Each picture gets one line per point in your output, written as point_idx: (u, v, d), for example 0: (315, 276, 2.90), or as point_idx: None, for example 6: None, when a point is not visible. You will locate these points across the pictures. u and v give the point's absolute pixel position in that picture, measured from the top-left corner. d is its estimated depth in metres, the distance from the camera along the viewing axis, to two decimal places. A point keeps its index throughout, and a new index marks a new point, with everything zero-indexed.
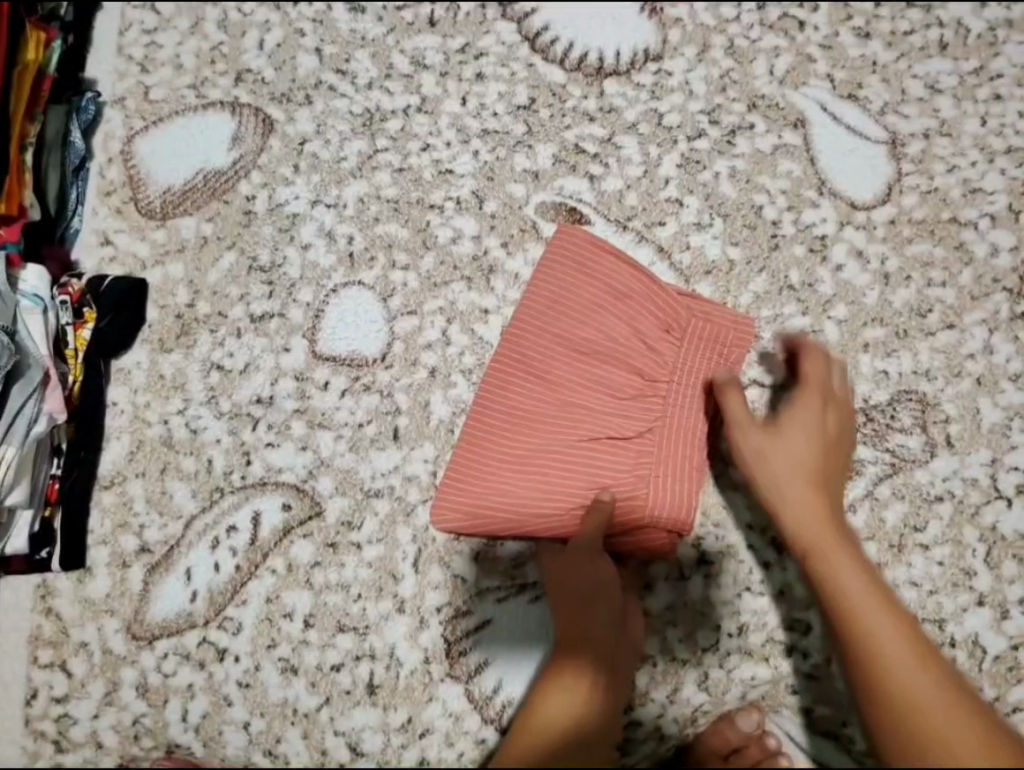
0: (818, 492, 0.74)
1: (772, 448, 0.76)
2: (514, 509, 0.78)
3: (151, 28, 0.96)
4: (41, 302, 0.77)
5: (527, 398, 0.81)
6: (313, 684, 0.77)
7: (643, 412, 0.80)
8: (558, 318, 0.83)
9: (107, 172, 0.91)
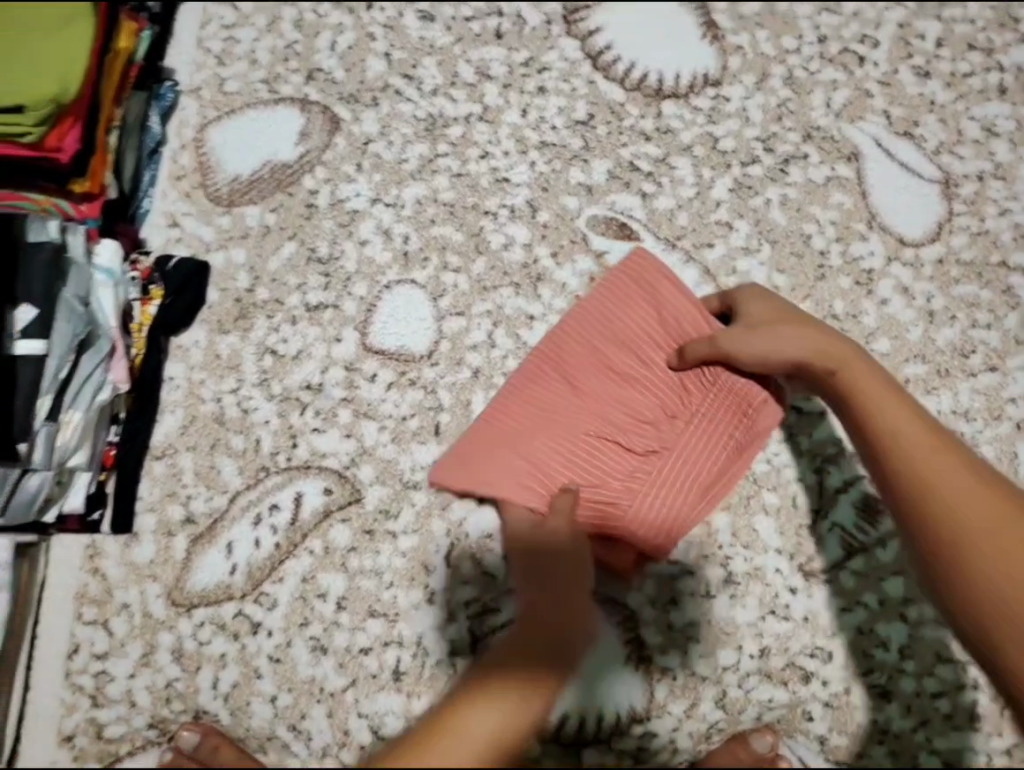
0: (807, 338, 0.76)
1: (744, 342, 0.78)
2: (509, 490, 0.79)
3: (230, 24, 1.00)
4: (113, 276, 0.80)
5: (545, 387, 0.83)
6: (341, 665, 0.79)
7: (653, 439, 0.81)
8: (608, 326, 0.85)
9: (179, 158, 0.95)
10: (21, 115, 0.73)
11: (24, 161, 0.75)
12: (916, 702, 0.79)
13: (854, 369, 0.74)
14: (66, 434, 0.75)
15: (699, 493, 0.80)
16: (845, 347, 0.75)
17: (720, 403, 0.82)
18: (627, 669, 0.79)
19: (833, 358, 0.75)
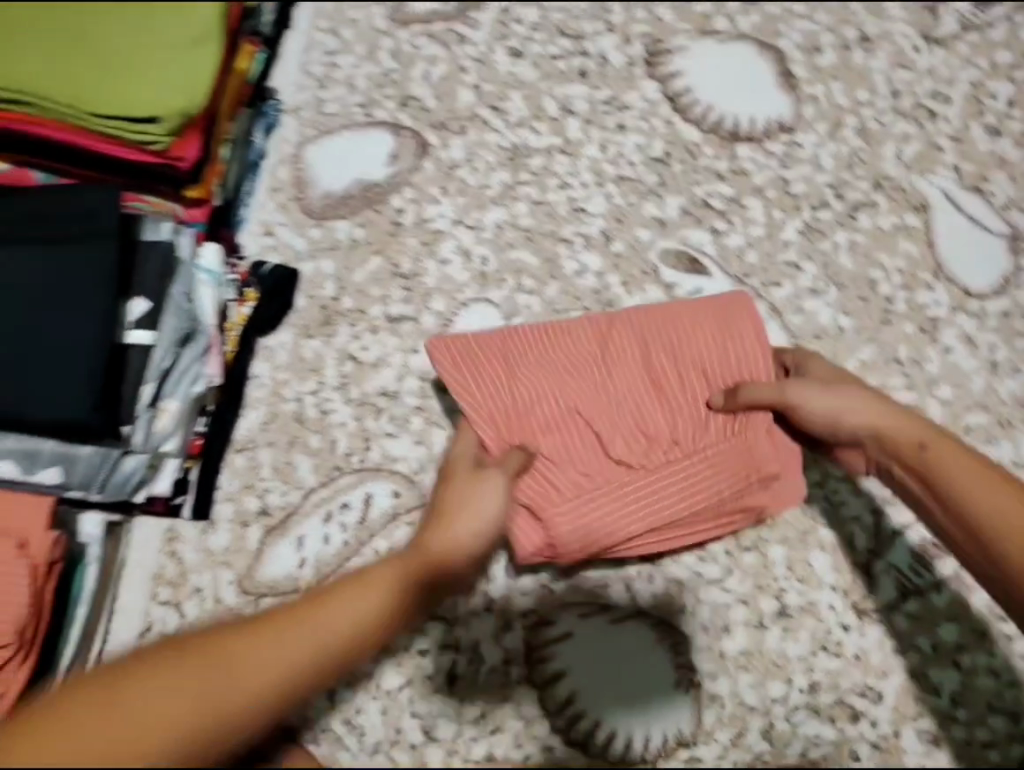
0: (891, 412, 0.75)
1: (817, 399, 0.76)
2: (486, 425, 0.77)
3: (332, 50, 1.07)
4: (214, 278, 0.86)
5: (578, 347, 0.80)
6: (398, 664, 0.81)
7: (639, 449, 0.78)
8: (681, 331, 0.81)
9: (277, 171, 1.01)
10: (153, 125, 0.78)
11: (148, 167, 0.81)
12: (965, 750, 0.79)
13: (937, 440, 0.72)
14: (161, 420, 0.80)
15: (642, 522, 0.77)
16: (928, 424, 0.74)
17: (724, 461, 0.78)
18: (678, 693, 0.80)
19: (917, 431, 0.73)
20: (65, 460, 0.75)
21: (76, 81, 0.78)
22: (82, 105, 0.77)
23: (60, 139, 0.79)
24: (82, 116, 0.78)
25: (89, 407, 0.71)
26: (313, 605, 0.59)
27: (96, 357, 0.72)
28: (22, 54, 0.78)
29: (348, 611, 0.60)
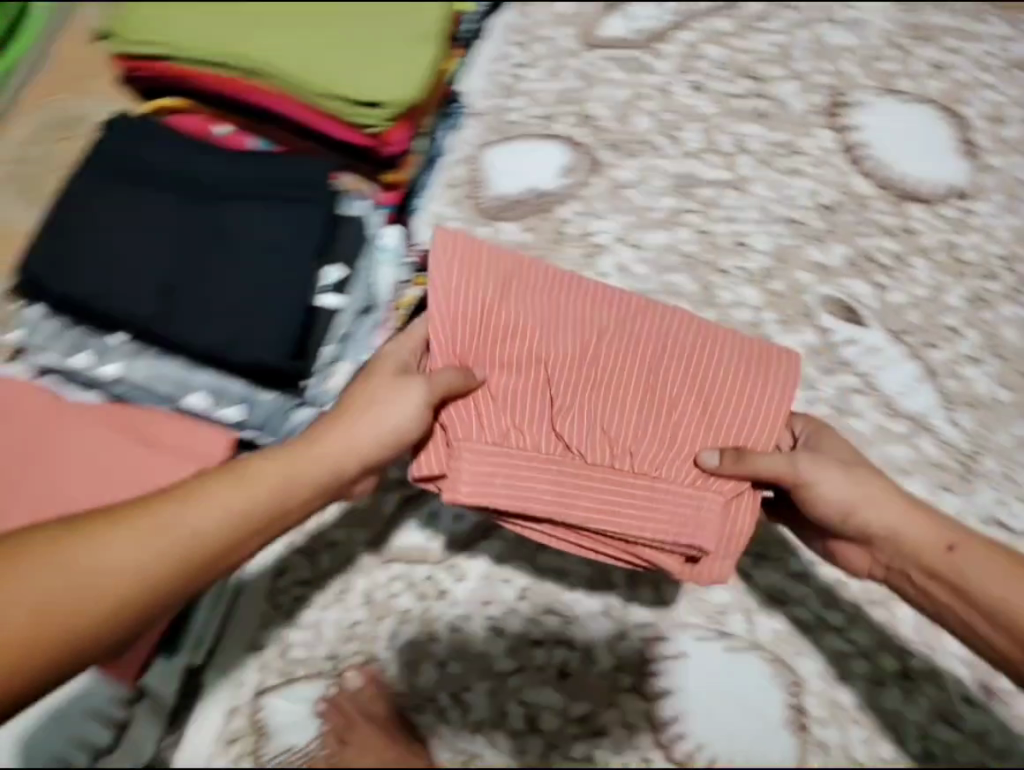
0: (914, 507, 0.66)
1: (834, 480, 0.66)
2: (451, 323, 0.69)
3: (520, 63, 1.10)
4: (394, 253, 0.88)
5: (591, 304, 0.71)
6: (512, 650, 0.84)
7: (588, 434, 0.69)
8: (706, 349, 0.71)
9: (454, 170, 1.04)
10: (375, 109, 0.85)
11: (360, 148, 0.87)
12: None
13: (963, 535, 0.65)
14: (331, 379, 0.85)
15: (537, 495, 0.67)
16: (950, 522, 0.66)
17: (660, 504, 0.67)
18: (782, 733, 0.81)
19: (945, 531, 0.65)
20: (247, 402, 0.82)
21: (316, 64, 0.85)
22: (318, 85, 0.84)
23: (292, 113, 0.86)
24: (316, 96, 0.85)
25: (286, 357, 0.79)
26: (182, 492, 0.63)
27: (297, 312, 0.80)
28: (273, 38, 0.87)
29: (217, 506, 0.63)
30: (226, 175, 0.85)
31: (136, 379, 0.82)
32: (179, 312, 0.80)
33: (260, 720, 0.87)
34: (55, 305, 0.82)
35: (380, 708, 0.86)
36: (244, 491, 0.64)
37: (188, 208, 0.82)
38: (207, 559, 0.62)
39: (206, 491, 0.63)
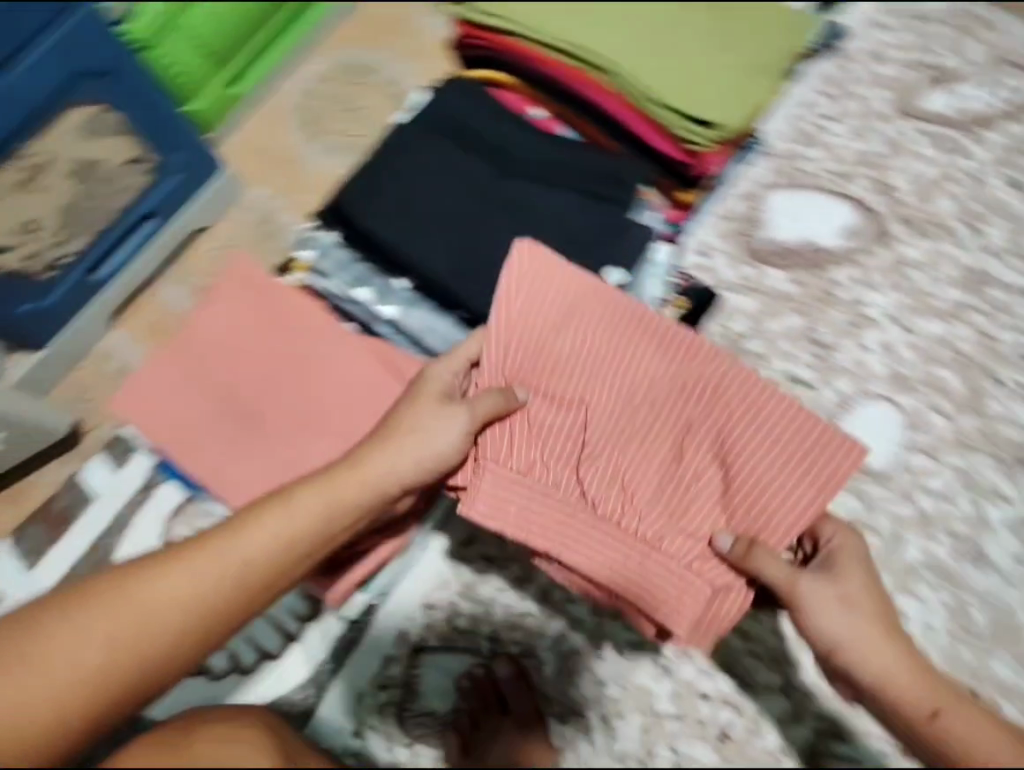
0: (908, 664, 0.66)
1: (829, 616, 0.69)
2: (505, 343, 0.78)
3: (825, 114, 1.03)
4: (663, 273, 0.89)
5: (647, 358, 0.76)
6: (676, 693, 0.92)
7: (608, 487, 0.76)
8: (744, 423, 0.73)
9: (732, 205, 1.00)
10: (703, 129, 0.85)
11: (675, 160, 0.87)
12: None
13: (949, 703, 0.64)
14: None
15: (538, 525, 0.76)
16: (935, 680, 0.66)
17: (646, 572, 0.74)
18: None
19: (932, 695, 0.65)
20: None
21: (659, 74, 0.86)
22: (658, 94, 0.85)
23: (614, 111, 0.86)
24: (650, 103, 0.86)
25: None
26: (235, 526, 0.72)
27: None
28: (619, 43, 0.89)
29: (259, 539, 0.71)
30: (540, 154, 0.86)
31: (410, 325, 0.88)
32: (469, 276, 0.83)
33: (416, 676, 0.95)
34: (358, 242, 0.89)
35: (523, 708, 0.92)
36: (283, 523, 0.72)
37: (499, 181, 0.85)
38: (260, 583, 0.71)
39: (255, 521, 0.72)
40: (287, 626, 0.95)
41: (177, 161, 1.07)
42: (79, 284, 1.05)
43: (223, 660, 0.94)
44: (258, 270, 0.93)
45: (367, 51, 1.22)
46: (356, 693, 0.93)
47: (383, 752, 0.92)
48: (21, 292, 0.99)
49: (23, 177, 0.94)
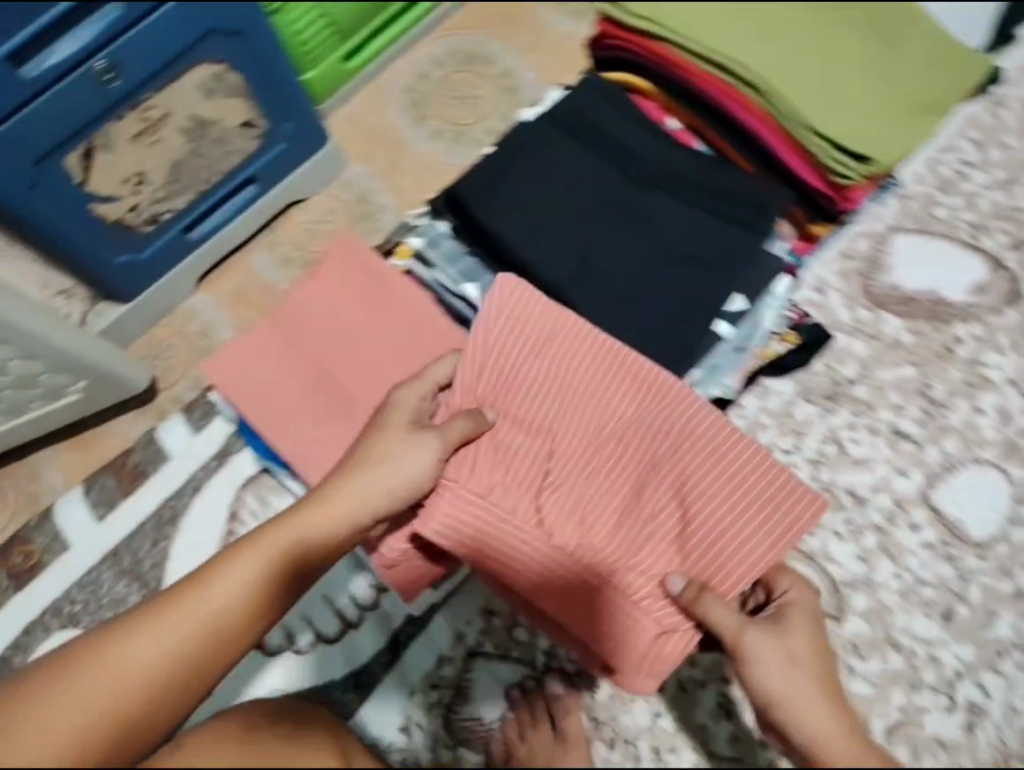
0: (844, 728, 0.64)
1: (773, 671, 0.67)
2: (481, 355, 0.78)
3: (968, 161, 0.99)
4: (780, 303, 0.85)
5: (622, 390, 0.76)
6: (735, 737, 0.87)
7: (566, 518, 0.75)
8: (708, 465, 0.72)
9: (856, 242, 0.97)
10: (854, 161, 0.82)
11: (816, 189, 0.83)
12: None
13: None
14: None
15: (488, 546, 0.75)
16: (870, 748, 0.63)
17: (595, 612, 0.73)
18: None
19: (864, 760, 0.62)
20: None
21: (813, 97, 0.83)
22: (809, 117, 0.82)
23: (757, 131, 0.83)
24: (799, 126, 0.82)
25: (674, 367, 0.78)
26: (210, 571, 0.67)
27: (689, 344, 0.78)
28: (774, 57, 0.85)
29: (223, 590, 0.66)
30: (671, 167, 0.83)
31: None
32: (586, 282, 0.80)
33: (467, 678, 0.92)
34: (472, 235, 0.87)
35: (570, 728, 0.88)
36: (250, 566, 0.68)
37: (626, 189, 0.82)
38: (230, 637, 0.65)
39: (233, 559, 0.68)
40: (344, 611, 0.92)
41: (286, 131, 1.04)
42: (175, 241, 1.04)
43: (276, 638, 0.91)
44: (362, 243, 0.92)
45: (487, 38, 1.18)
46: (406, 688, 0.91)
47: (426, 751, 0.89)
48: (120, 243, 0.99)
49: (137, 130, 0.92)
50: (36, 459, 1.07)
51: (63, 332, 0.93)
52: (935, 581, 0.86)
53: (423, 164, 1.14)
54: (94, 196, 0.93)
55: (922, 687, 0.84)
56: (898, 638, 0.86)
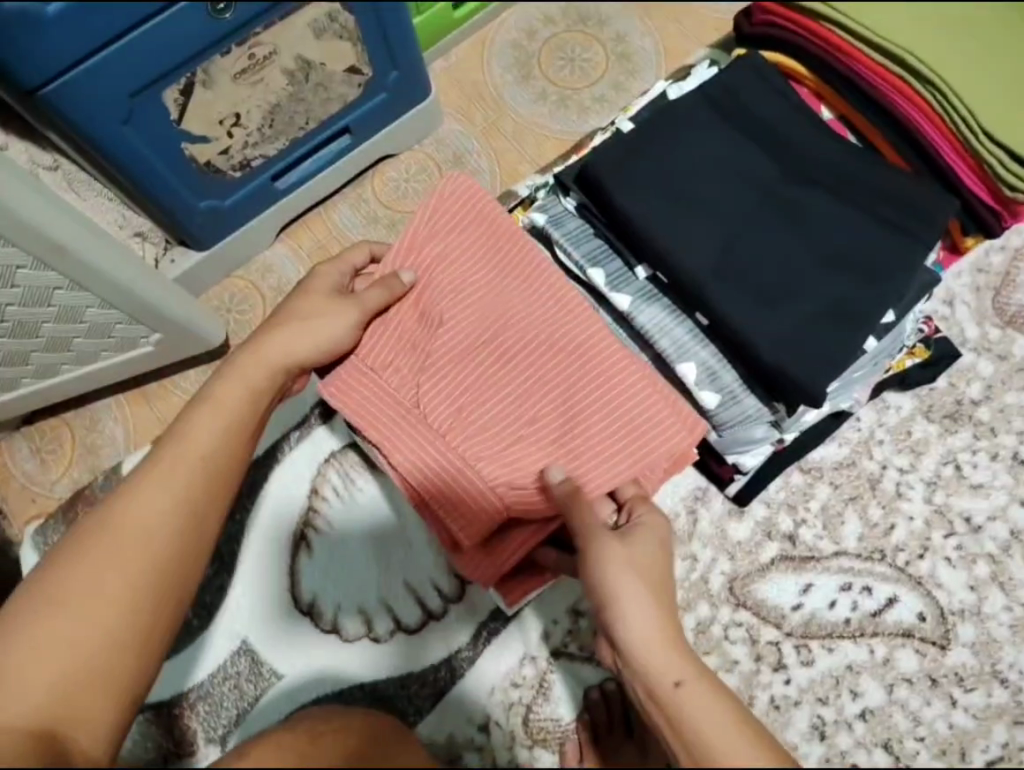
0: (668, 632, 0.62)
1: (612, 572, 0.64)
2: (415, 250, 0.81)
3: None
4: (917, 317, 0.81)
5: (531, 301, 0.80)
6: (826, 761, 0.82)
7: (449, 405, 0.77)
8: (600, 386, 0.77)
9: (992, 254, 0.93)
10: None
11: (980, 202, 0.78)
12: None
13: (678, 670, 0.59)
14: (811, 414, 0.79)
15: (378, 427, 0.77)
16: (695, 658, 0.61)
17: (455, 502, 0.76)
18: None
19: (678, 665, 0.60)
20: (729, 398, 0.78)
21: (992, 99, 0.77)
22: (984, 122, 0.76)
23: (926, 132, 0.78)
24: (978, 132, 0.76)
25: (819, 381, 0.71)
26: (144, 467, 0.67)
27: (839, 362, 0.72)
28: (952, 52, 0.78)
29: (186, 450, 0.68)
30: (831, 164, 0.78)
31: (639, 321, 0.81)
32: (728, 281, 0.74)
33: (548, 680, 0.87)
34: (604, 219, 0.81)
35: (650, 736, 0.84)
36: (215, 419, 0.70)
37: (780, 183, 0.77)
38: (200, 509, 0.67)
39: (188, 422, 0.70)
40: (427, 602, 0.89)
41: (389, 80, 0.94)
42: (260, 188, 0.97)
43: (354, 626, 0.89)
44: (458, 180, 0.83)
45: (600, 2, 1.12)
46: (486, 686, 0.87)
47: (504, 751, 0.86)
48: (206, 187, 0.92)
49: (240, 68, 0.81)
50: (97, 409, 1.02)
51: (154, 282, 0.88)
52: None
53: (522, 127, 1.09)
54: (189, 135, 0.85)
55: None
56: (1004, 672, 0.82)
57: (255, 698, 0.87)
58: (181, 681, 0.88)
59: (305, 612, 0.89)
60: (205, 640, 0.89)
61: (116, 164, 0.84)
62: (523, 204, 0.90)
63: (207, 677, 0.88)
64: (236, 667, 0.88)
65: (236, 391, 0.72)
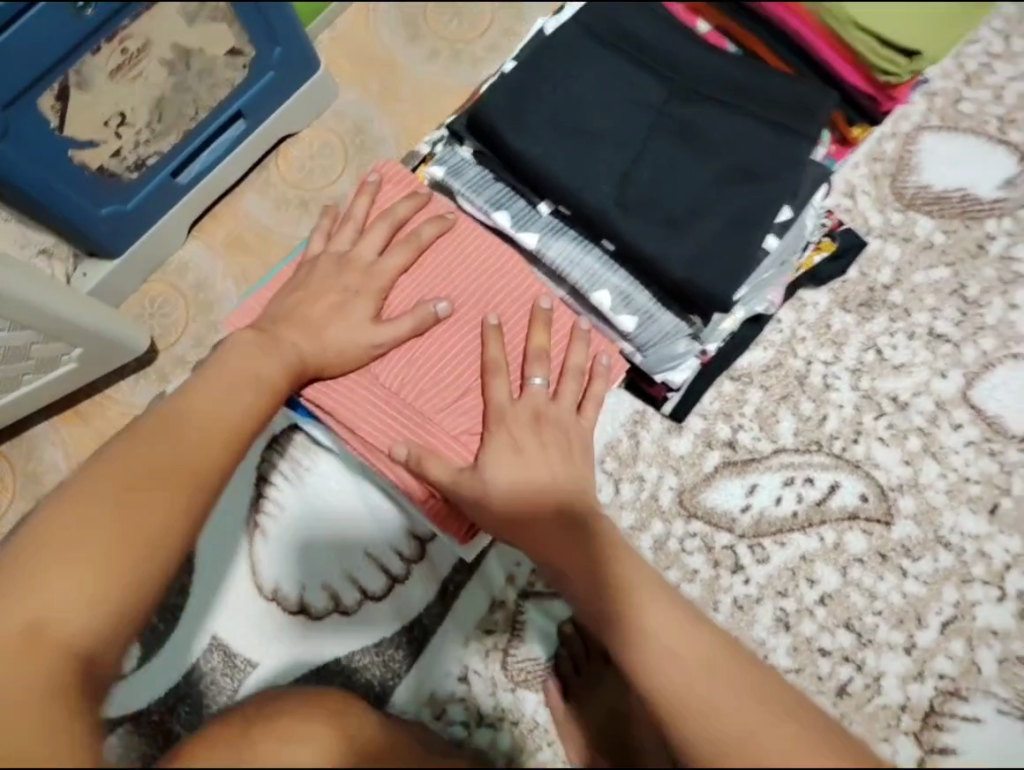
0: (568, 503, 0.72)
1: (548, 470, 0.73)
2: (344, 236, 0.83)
3: (991, 56, 0.97)
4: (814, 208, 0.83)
5: (459, 254, 0.82)
6: (794, 649, 0.85)
7: (399, 363, 0.79)
8: (546, 335, 0.79)
9: (885, 143, 0.96)
10: (902, 56, 0.80)
11: (858, 89, 0.81)
12: None
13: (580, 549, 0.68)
14: (726, 321, 0.83)
15: (344, 394, 0.78)
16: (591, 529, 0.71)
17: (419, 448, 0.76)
18: None
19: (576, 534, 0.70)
20: (645, 318, 0.80)
21: None
22: (849, 10, 0.79)
23: (798, 30, 0.81)
24: (845, 21, 0.80)
25: (725, 287, 0.74)
26: (160, 427, 0.67)
27: (745, 260, 0.75)
28: None
29: (192, 416, 0.68)
30: (717, 76, 0.81)
31: (549, 257, 0.82)
32: (635, 210, 0.77)
33: (520, 619, 0.89)
34: (500, 162, 0.83)
35: None
36: (219, 391, 0.71)
37: (669, 104, 0.80)
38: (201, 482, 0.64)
39: (198, 395, 0.70)
40: (390, 567, 0.90)
41: (275, 58, 0.95)
42: (161, 185, 0.96)
43: (321, 601, 0.90)
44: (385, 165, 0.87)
45: None
46: (460, 638, 0.89)
47: (487, 697, 0.87)
48: (102, 192, 0.91)
49: (116, 64, 0.86)
50: (35, 434, 1.01)
51: (64, 299, 0.87)
52: (980, 477, 0.87)
53: (418, 87, 1.08)
54: (76, 140, 0.86)
55: (974, 582, 0.85)
56: (948, 538, 0.86)
57: (232, 691, 0.88)
58: (156, 687, 0.89)
59: (271, 598, 0.90)
60: (176, 645, 0.90)
61: (12, 183, 0.82)
62: (424, 161, 0.91)
63: (181, 678, 0.89)
64: (209, 662, 0.89)
65: (234, 376, 0.72)
